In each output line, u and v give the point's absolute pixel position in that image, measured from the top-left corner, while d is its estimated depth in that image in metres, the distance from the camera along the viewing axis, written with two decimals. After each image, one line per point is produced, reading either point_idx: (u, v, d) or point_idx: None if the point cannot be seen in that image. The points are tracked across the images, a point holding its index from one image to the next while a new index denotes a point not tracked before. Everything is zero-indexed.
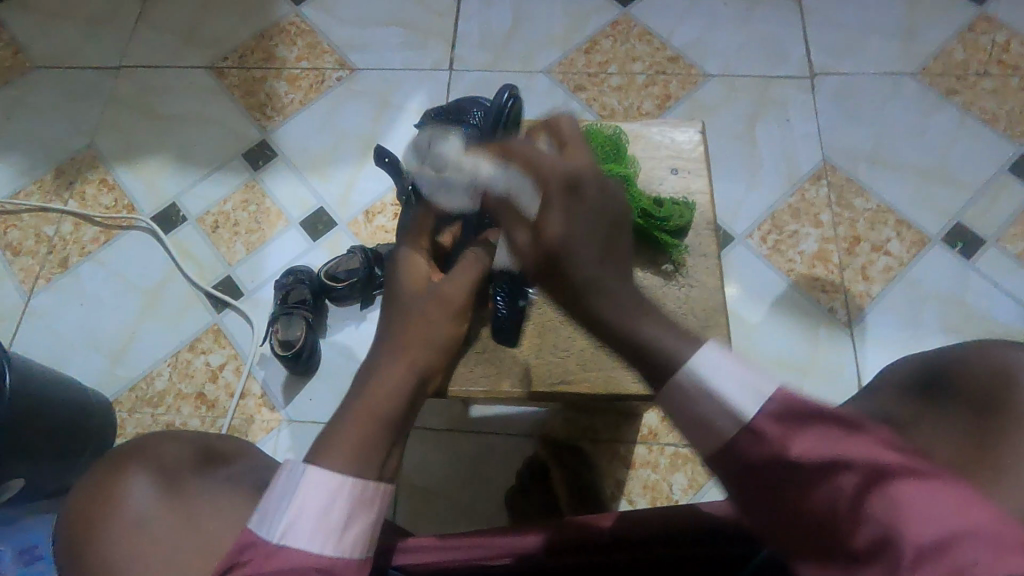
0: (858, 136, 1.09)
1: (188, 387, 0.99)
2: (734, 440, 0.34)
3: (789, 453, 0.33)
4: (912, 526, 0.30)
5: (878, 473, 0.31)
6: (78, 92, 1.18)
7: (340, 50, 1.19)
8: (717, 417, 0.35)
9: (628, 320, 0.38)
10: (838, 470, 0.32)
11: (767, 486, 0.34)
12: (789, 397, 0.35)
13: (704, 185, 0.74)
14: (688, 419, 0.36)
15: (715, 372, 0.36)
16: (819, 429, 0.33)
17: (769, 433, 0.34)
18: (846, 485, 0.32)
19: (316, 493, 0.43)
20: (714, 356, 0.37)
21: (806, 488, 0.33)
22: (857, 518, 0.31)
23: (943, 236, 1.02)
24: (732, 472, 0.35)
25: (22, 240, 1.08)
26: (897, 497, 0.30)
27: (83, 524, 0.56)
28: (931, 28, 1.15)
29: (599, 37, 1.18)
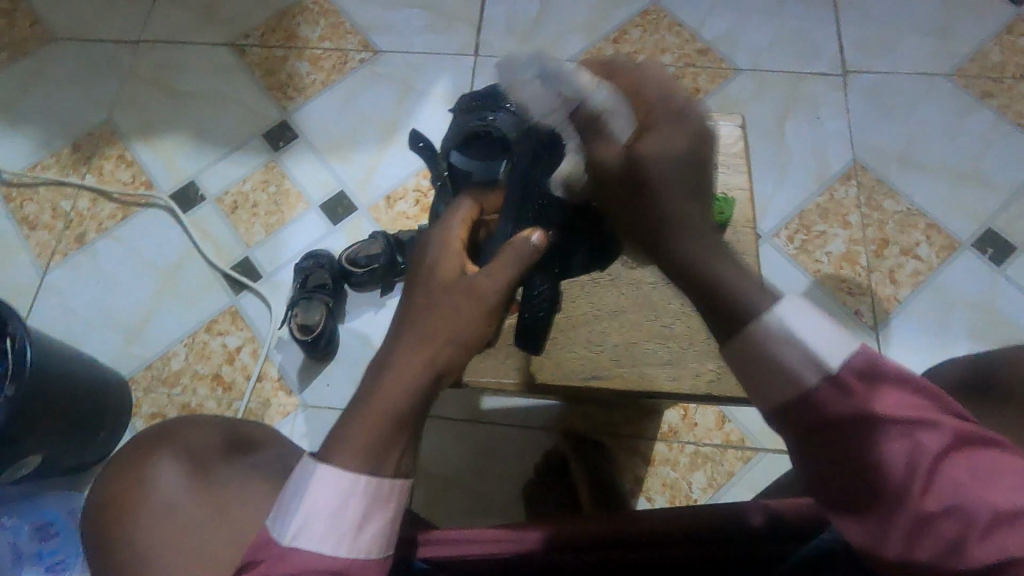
0: (889, 137, 1.07)
1: (205, 368, 0.98)
2: (815, 393, 0.34)
3: (874, 409, 0.33)
4: (987, 492, 0.32)
5: (959, 440, 0.33)
6: (97, 65, 1.16)
7: (364, 32, 1.17)
8: (797, 366, 0.35)
9: (713, 269, 0.39)
10: (919, 428, 0.33)
11: (841, 437, 0.34)
12: (875, 357, 0.35)
13: (741, 181, 0.73)
14: (760, 372, 0.36)
15: (800, 319, 0.36)
16: (901, 392, 0.34)
17: (853, 387, 0.34)
18: (925, 445, 0.33)
19: (326, 496, 0.40)
20: (797, 307, 0.36)
21: (881, 441, 0.33)
22: (926, 476, 0.33)
23: (973, 241, 1.00)
24: (804, 422, 0.35)
25: (39, 214, 1.07)
26: (961, 468, 0.32)
27: (119, 508, 0.56)
28: (967, 28, 1.12)
29: (628, 27, 1.15)
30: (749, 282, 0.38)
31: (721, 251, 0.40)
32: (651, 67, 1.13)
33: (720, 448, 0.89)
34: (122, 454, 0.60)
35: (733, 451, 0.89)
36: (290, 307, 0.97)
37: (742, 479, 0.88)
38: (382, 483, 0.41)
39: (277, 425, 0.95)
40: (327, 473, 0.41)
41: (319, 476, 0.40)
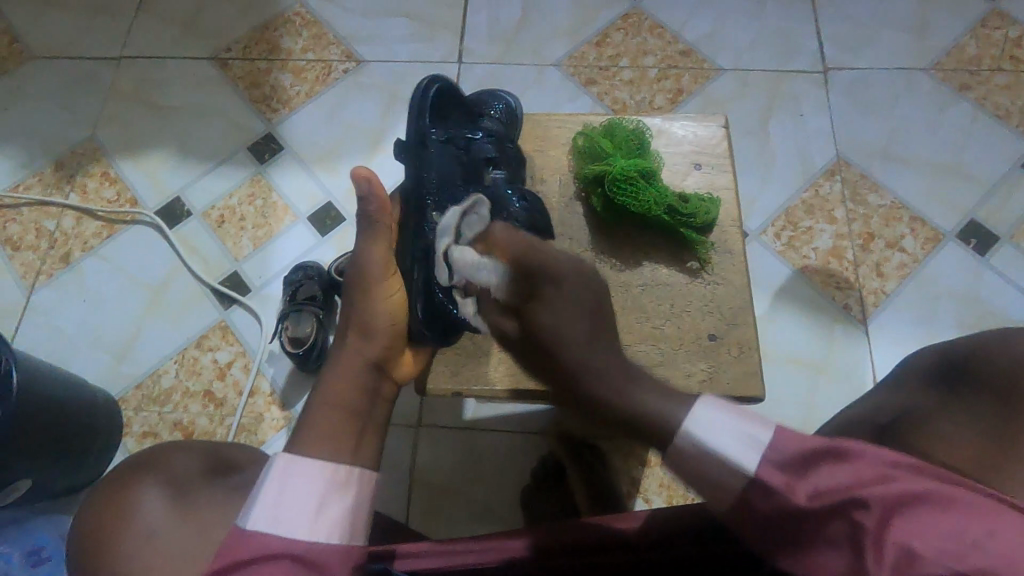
0: (871, 132, 1.08)
1: (196, 385, 0.97)
2: (751, 489, 0.35)
3: (796, 493, 0.33)
4: (933, 551, 0.30)
5: (890, 508, 0.31)
6: (77, 83, 1.15)
7: (347, 42, 1.17)
8: (726, 475, 0.36)
9: (623, 392, 0.38)
10: (848, 507, 0.32)
11: (786, 531, 0.34)
12: (790, 443, 0.35)
13: (725, 181, 0.73)
14: (696, 470, 0.37)
15: (712, 430, 0.36)
16: (823, 468, 0.33)
17: (780, 482, 0.34)
18: (861, 522, 0.31)
19: (287, 481, 0.41)
20: (707, 416, 0.37)
21: (820, 527, 0.33)
22: (875, 556, 0.31)
23: (957, 232, 1.01)
24: (741, 518, 0.36)
25: (22, 234, 1.06)
26: (909, 532, 0.30)
27: (104, 540, 0.55)
28: (943, 23, 1.14)
29: (610, 30, 1.16)
30: (664, 396, 0.38)
31: (632, 377, 0.38)
32: (635, 70, 1.13)
33: None
34: (109, 481, 0.59)
35: None
36: (280, 320, 0.96)
37: None
38: (338, 468, 0.43)
39: (270, 440, 0.94)
40: (290, 460, 0.42)
41: (277, 462, 0.42)
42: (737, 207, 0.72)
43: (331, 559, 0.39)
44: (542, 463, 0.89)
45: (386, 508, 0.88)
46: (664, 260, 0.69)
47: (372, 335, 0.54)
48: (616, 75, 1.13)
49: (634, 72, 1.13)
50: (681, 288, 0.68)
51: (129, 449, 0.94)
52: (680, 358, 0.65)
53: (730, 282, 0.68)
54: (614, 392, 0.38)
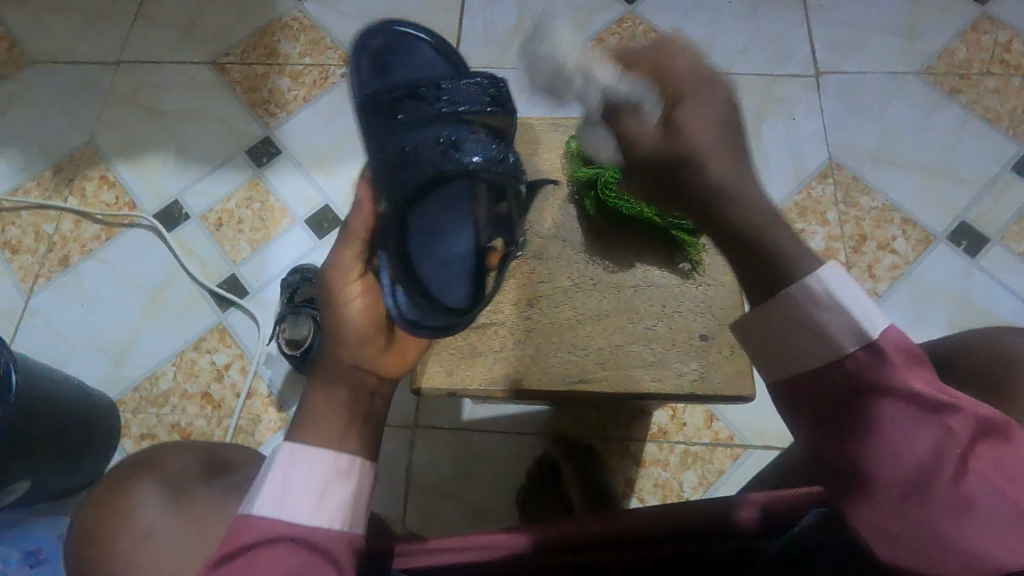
0: (863, 135, 1.09)
1: (193, 386, 0.98)
2: (849, 360, 0.36)
3: (899, 388, 0.35)
4: (1009, 485, 0.33)
5: (980, 431, 0.34)
6: (76, 87, 1.16)
7: (344, 46, 1.18)
8: (838, 334, 0.37)
9: (760, 227, 0.38)
10: (947, 414, 0.34)
11: (860, 420, 0.35)
12: (902, 336, 0.37)
13: None
14: (792, 337, 0.38)
15: (842, 287, 0.37)
16: (919, 373, 0.35)
17: (882, 363, 0.35)
18: (949, 433, 0.33)
19: (292, 468, 0.42)
20: (838, 277, 0.37)
21: (906, 426, 0.34)
22: (954, 464, 0.33)
23: (948, 234, 1.02)
24: (833, 394, 0.36)
25: (21, 238, 1.06)
26: (983, 459, 0.33)
27: (102, 538, 0.56)
28: (934, 28, 1.16)
29: (604, 35, 1.17)
30: (798, 248, 0.38)
31: (772, 219, 0.39)
32: None
33: (709, 447, 0.90)
34: (106, 481, 0.60)
35: (722, 449, 0.90)
36: (278, 322, 0.97)
37: (731, 477, 0.89)
38: (341, 458, 0.43)
39: (267, 441, 0.95)
40: (294, 447, 0.43)
41: (283, 449, 0.43)
42: None
43: (333, 545, 0.40)
44: (538, 463, 0.89)
45: (383, 509, 0.88)
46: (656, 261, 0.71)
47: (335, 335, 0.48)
48: None
49: None
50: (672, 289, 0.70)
51: (128, 450, 0.95)
52: (672, 357, 0.67)
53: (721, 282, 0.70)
54: (742, 230, 0.39)
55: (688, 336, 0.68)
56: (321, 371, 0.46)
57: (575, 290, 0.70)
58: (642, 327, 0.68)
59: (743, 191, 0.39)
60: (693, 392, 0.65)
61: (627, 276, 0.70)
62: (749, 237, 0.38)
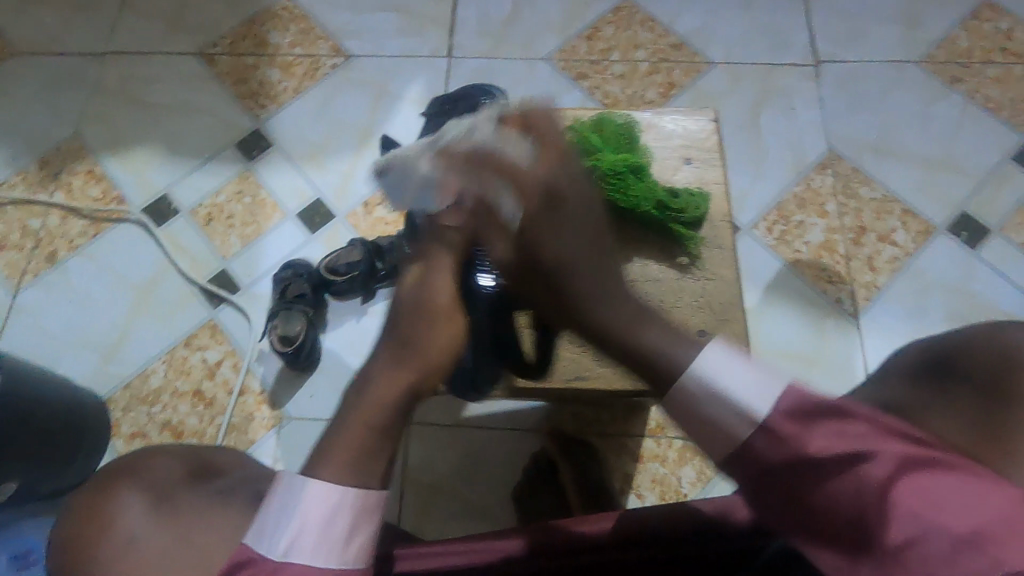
0: (862, 125, 1.08)
1: (185, 384, 0.96)
2: (751, 443, 0.37)
3: (810, 448, 0.35)
4: (941, 517, 0.31)
5: (907, 466, 0.33)
6: (61, 80, 1.13)
7: (335, 36, 1.16)
8: (732, 421, 0.38)
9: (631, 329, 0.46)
10: (855, 461, 0.34)
11: (786, 481, 0.36)
12: (800, 395, 0.37)
13: (716, 176, 0.73)
14: (700, 433, 0.40)
15: (720, 369, 0.40)
16: (827, 426, 0.35)
17: (787, 433, 0.36)
18: (866, 478, 0.33)
19: (318, 507, 0.40)
20: (717, 357, 0.41)
21: (822, 486, 0.34)
22: (878, 511, 0.33)
23: (948, 225, 1.01)
24: (751, 473, 0.37)
25: (7, 234, 1.04)
26: (909, 494, 0.32)
27: (86, 545, 0.54)
28: (935, 15, 1.14)
29: (600, 24, 1.15)
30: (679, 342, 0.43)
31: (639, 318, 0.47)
32: (626, 63, 1.13)
33: None
34: (92, 483, 0.59)
35: None
36: (269, 319, 0.95)
37: None
38: (370, 496, 0.42)
39: (260, 439, 0.93)
40: (318, 485, 0.41)
41: (310, 485, 0.41)
42: (727, 201, 0.72)
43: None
44: (535, 460, 0.88)
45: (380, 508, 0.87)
46: (654, 252, 0.69)
47: (401, 361, 0.49)
48: (606, 69, 1.12)
49: (625, 66, 1.13)
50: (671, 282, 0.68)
51: (118, 450, 0.93)
52: None
53: (720, 276, 0.68)
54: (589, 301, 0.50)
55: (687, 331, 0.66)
56: (348, 422, 0.45)
57: None
58: None
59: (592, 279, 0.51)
60: None
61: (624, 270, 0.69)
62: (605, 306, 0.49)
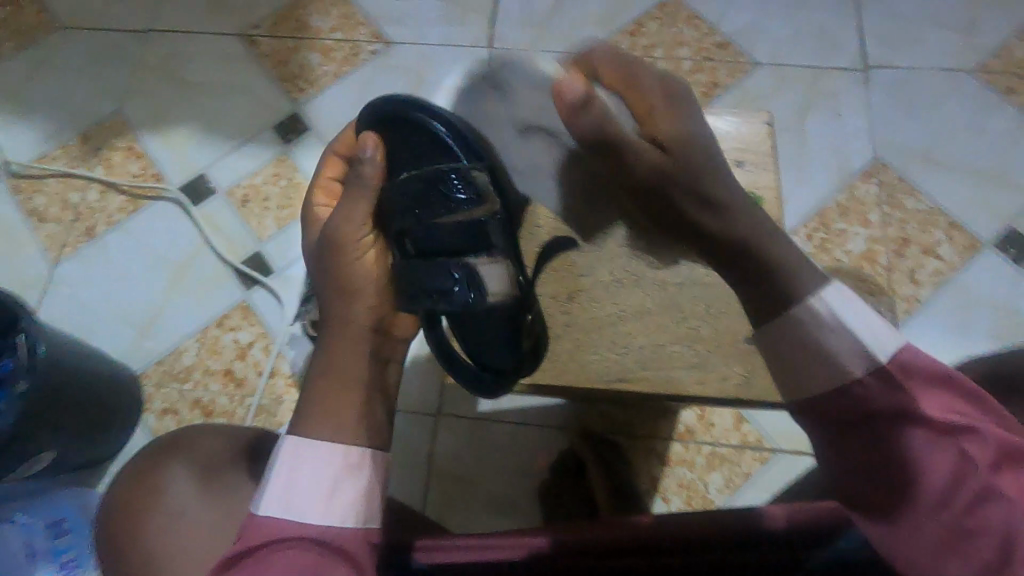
0: (911, 134, 1.05)
1: (216, 363, 0.97)
2: (857, 387, 0.41)
3: (916, 410, 0.40)
4: (1021, 506, 0.38)
5: (996, 449, 0.39)
6: (103, 56, 1.14)
7: (376, 22, 1.15)
8: (843, 356, 0.41)
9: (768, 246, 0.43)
10: (965, 438, 0.39)
11: (880, 438, 0.40)
12: (915, 354, 0.42)
13: (766, 180, 0.71)
14: (801, 363, 0.42)
15: (847, 309, 0.42)
16: (937, 396, 0.41)
17: (897, 386, 0.40)
18: (969, 456, 0.39)
19: (302, 465, 0.43)
20: (842, 294, 0.42)
21: (919, 449, 0.39)
22: (970, 486, 0.38)
23: (996, 241, 0.99)
24: (844, 420, 0.41)
25: (48, 206, 1.06)
26: (997, 485, 0.38)
27: (132, 519, 0.55)
28: (992, 23, 1.10)
29: (645, 19, 1.13)
30: (808, 272, 0.44)
31: (763, 265, 0.43)
32: (669, 61, 1.11)
33: (737, 448, 0.88)
34: (135, 459, 0.59)
35: (751, 452, 0.88)
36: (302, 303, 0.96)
37: (759, 481, 0.87)
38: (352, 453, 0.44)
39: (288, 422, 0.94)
40: (302, 446, 0.43)
41: (289, 444, 0.44)
42: (778, 207, 0.70)
43: (350, 545, 0.41)
44: (562, 458, 0.88)
45: (405, 498, 0.88)
46: None
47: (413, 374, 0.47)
48: (649, 66, 1.11)
49: (668, 63, 1.11)
50: (718, 288, 0.67)
51: (149, 425, 0.95)
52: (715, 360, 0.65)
53: None
54: (734, 251, 0.43)
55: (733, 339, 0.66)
56: None
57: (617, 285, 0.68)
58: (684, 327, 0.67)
59: (728, 215, 0.43)
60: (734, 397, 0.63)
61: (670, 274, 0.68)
62: (735, 259, 0.43)
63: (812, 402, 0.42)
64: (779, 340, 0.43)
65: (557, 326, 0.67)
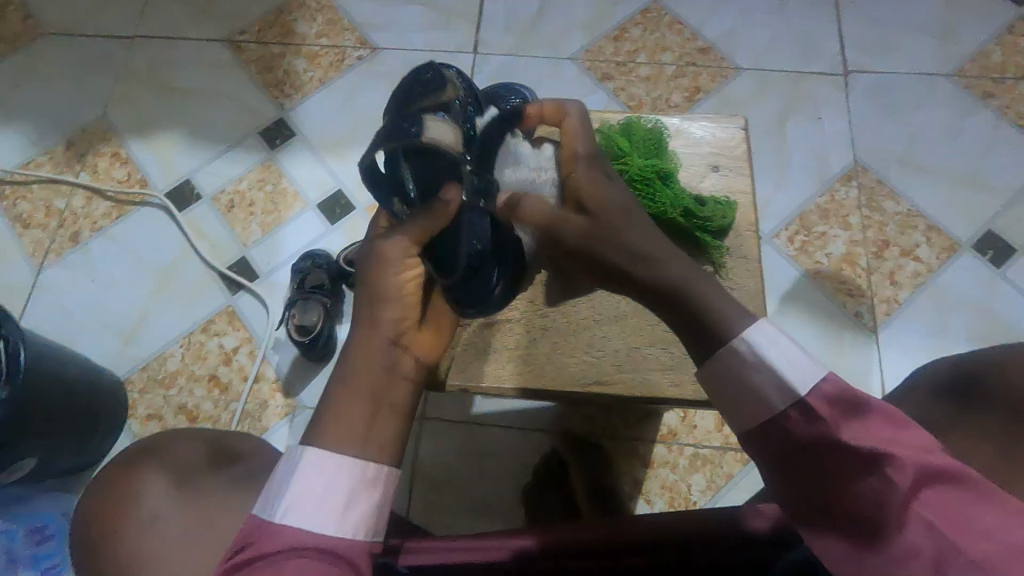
0: (890, 138, 1.06)
1: (201, 369, 0.97)
2: (781, 416, 0.39)
3: (836, 438, 0.37)
4: (958, 537, 0.33)
5: (927, 479, 0.35)
6: (88, 62, 1.14)
7: (361, 28, 1.16)
8: (769, 392, 0.40)
9: (682, 285, 0.43)
10: (887, 464, 0.35)
11: (809, 464, 0.38)
12: (842, 385, 0.39)
13: (743, 185, 0.72)
14: (734, 396, 0.41)
15: (770, 345, 0.41)
16: (857, 422, 0.37)
17: (817, 416, 0.38)
18: (894, 483, 0.35)
19: (316, 474, 0.41)
20: (770, 330, 0.41)
21: (847, 478, 0.36)
22: (899, 513, 0.35)
23: (974, 244, 1.00)
24: (776, 446, 0.39)
25: (32, 212, 1.06)
26: (932, 506, 0.35)
27: (109, 525, 0.55)
28: (969, 29, 1.12)
29: (628, 25, 1.14)
30: (733, 307, 0.43)
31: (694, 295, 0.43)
32: (652, 66, 1.12)
33: (720, 450, 0.89)
34: (113, 465, 0.59)
35: (733, 453, 0.89)
36: (287, 308, 0.96)
37: (741, 482, 0.88)
38: (368, 467, 0.43)
39: (273, 427, 0.94)
40: (316, 457, 0.42)
41: (305, 454, 0.42)
42: (754, 212, 0.71)
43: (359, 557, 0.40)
44: (547, 460, 0.88)
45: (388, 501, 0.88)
46: None
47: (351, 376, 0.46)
48: (633, 71, 1.12)
49: (651, 68, 1.12)
50: None
51: (134, 431, 0.94)
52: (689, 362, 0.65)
53: (744, 287, 0.68)
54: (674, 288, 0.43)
55: None
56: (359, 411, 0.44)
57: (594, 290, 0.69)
58: (661, 330, 0.67)
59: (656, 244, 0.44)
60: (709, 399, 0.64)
61: None
62: (673, 297, 0.43)
63: (748, 429, 0.41)
64: (710, 381, 0.42)
65: (537, 328, 0.68)
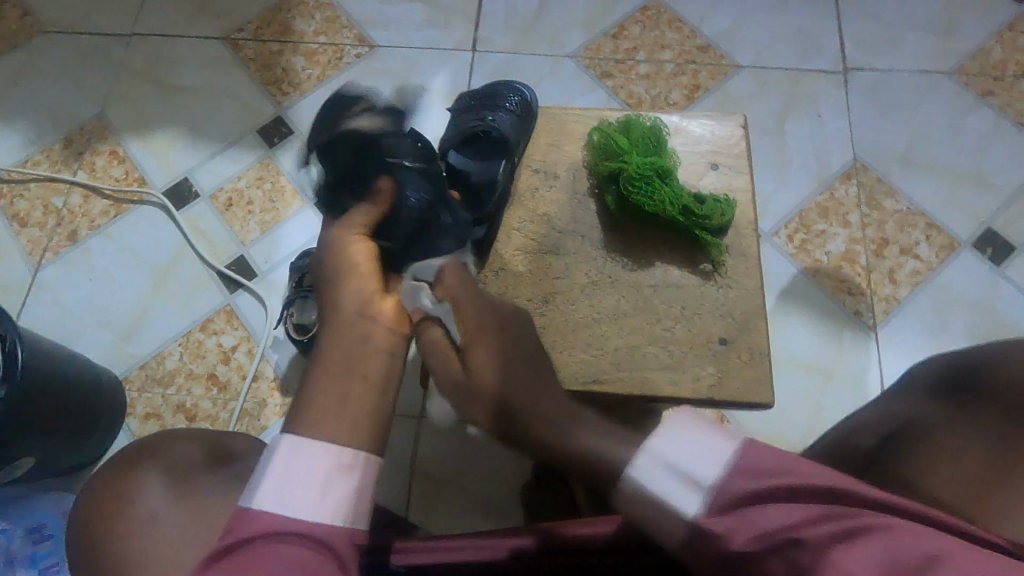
0: (889, 136, 1.06)
1: (199, 367, 0.97)
2: (694, 519, 0.36)
3: (748, 519, 0.35)
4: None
5: (845, 529, 0.32)
6: (85, 60, 1.14)
7: (360, 25, 1.15)
8: (679, 502, 0.37)
9: (589, 419, 0.42)
10: (799, 528, 0.33)
11: (731, 558, 0.35)
12: (747, 464, 0.37)
13: (741, 183, 0.72)
14: (650, 508, 0.38)
15: (673, 445, 0.39)
16: (766, 492, 0.35)
17: (729, 507, 0.36)
18: (808, 544, 0.32)
19: (297, 461, 0.40)
20: (672, 431, 0.39)
21: (766, 554, 0.34)
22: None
23: (973, 242, 1.00)
24: (699, 554, 0.36)
25: (30, 210, 1.05)
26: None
27: (106, 523, 0.55)
28: (969, 26, 1.12)
29: (627, 22, 1.14)
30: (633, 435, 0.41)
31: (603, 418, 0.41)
32: (651, 64, 1.12)
33: None
34: (111, 464, 0.59)
35: None
36: (285, 306, 0.95)
37: None
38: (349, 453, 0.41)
39: (271, 426, 0.94)
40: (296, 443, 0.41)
41: (285, 441, 0.41)
42: (754, 210, 0.71)
43: (341, 544, 0.38)
44: None
45: (386, 499, 0.88)
46: (677, 260, 0.69)
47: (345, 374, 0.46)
48: (632, 69, 1.11)
49: (650, 66, 1.12)
50: (693, 290, 0.68)
51: (132, 430, 0.94)
52: (689, 360, 0.65)
53: (743, 286, 0.68)
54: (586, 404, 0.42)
55: (708, 340, 0.66)
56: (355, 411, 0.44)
57: (594, 288, 0.68)
58: (660, 329, 0.67)
59: None
60: (710, 398, 0.64)
61: (645, 276, 0.68)
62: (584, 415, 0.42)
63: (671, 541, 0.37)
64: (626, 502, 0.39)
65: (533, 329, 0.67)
